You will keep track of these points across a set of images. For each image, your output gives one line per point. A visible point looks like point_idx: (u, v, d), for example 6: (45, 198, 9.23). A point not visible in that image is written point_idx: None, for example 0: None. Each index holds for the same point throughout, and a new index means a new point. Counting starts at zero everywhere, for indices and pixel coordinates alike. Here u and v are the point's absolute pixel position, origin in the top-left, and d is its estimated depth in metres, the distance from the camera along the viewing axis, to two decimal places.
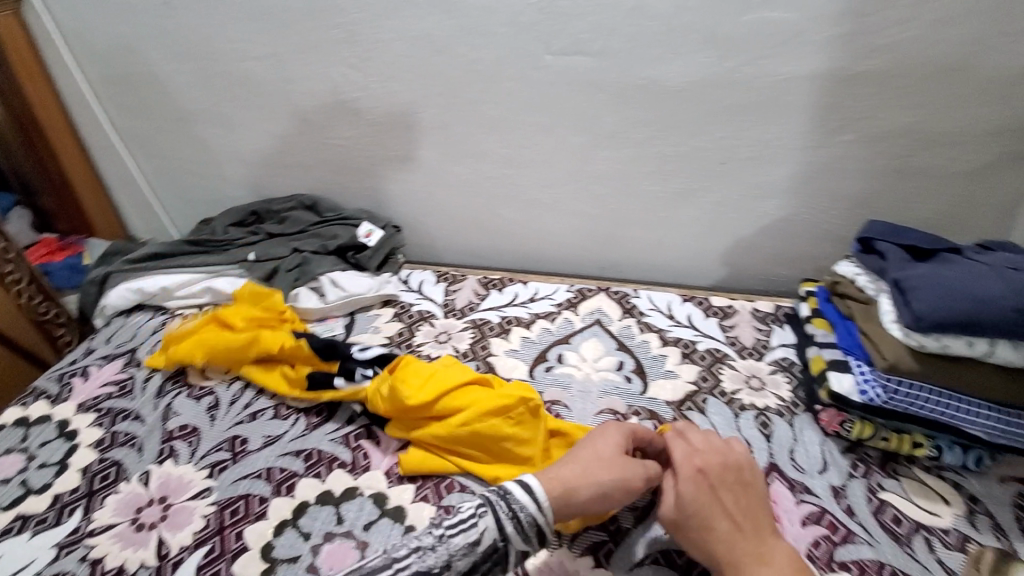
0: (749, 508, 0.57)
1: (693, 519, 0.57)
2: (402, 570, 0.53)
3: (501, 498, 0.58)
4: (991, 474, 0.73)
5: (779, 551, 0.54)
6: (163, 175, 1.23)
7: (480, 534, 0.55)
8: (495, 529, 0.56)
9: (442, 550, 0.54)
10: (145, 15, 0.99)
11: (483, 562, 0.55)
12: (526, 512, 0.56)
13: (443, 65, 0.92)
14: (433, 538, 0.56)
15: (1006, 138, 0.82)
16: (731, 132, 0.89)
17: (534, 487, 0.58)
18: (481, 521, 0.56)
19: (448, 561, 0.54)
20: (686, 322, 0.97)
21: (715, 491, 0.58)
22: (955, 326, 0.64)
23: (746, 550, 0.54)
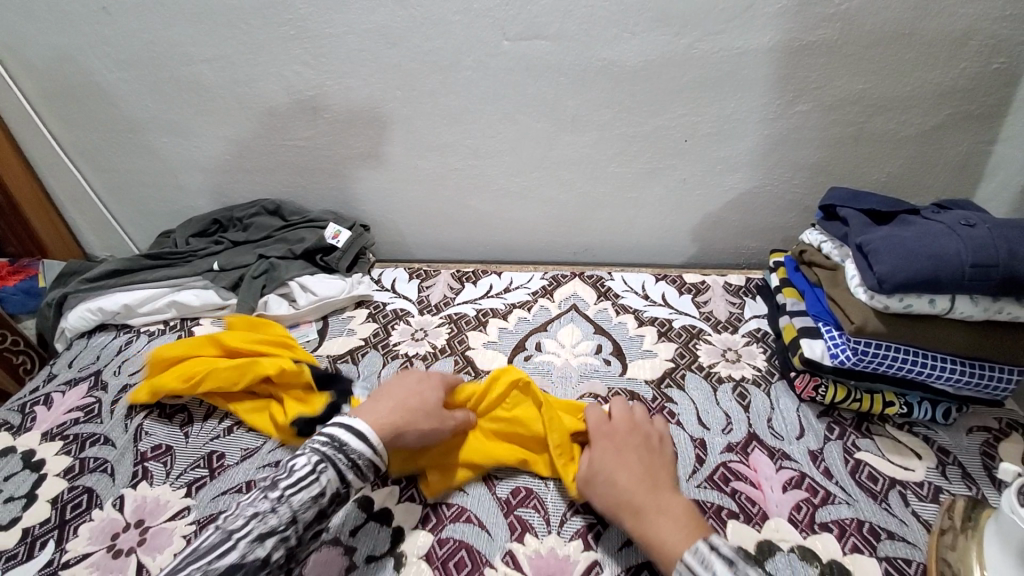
0: (653, 466, 0.64)
1: (602, 473, 0.63)
2: (243, 539, 0.53)
3: (338, 450, 0.60)
4: (959, 425, 0.75)
5: (674, 498, 0.60)
6: (115, 189, 1.18)
7: (325, 485, 0.58)
8: (336, 478, 0.59)
9: (284, 509, 0.55)
10: (80, 21, 0.94)
11: (329, 508, 0.58)
12: (365, 459, 0.61)
13: (398, 57, 0.90)
14: (271, 501, 0.55)
15: (954, 99, 0.84)
16: (691, 109, 0.90)
17: (364, 433, 0.61)
18: (322, 475, 0.58)
19: (293, 517, 0.55)
20: (661, 301, 0.98)
21: (622, 451, 0.65)
22: (917, 285, 0.65)
23: (646, 497, 0.59)
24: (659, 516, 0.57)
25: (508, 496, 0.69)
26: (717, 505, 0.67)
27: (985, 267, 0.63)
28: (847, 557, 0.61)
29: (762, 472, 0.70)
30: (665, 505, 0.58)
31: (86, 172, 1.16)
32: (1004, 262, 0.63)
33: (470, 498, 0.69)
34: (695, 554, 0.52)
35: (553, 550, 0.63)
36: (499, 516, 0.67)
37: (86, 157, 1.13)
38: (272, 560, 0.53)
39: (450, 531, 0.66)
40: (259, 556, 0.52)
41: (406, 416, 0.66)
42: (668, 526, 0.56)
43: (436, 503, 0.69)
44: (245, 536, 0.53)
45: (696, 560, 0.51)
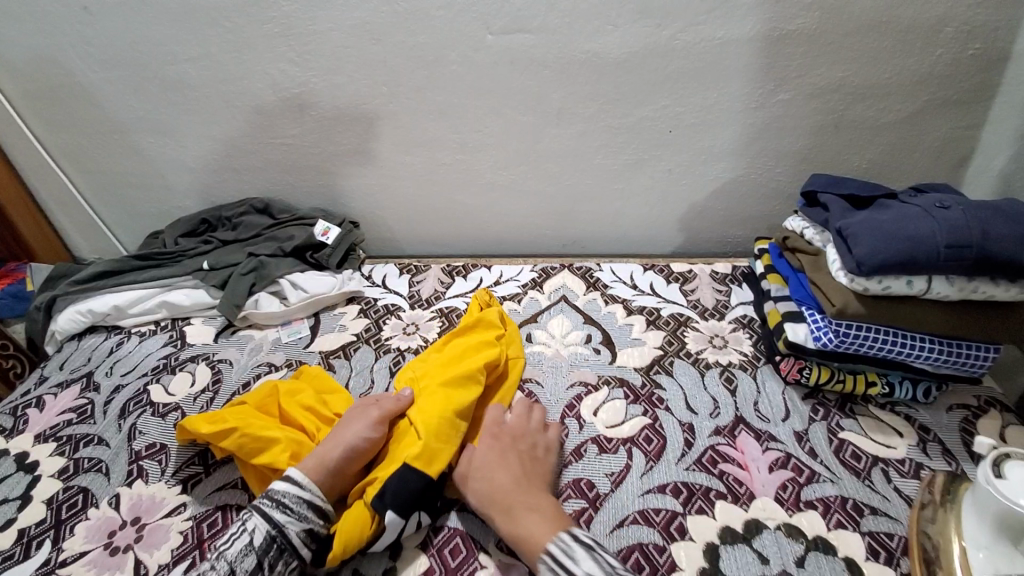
0: (529, 470, 0.65)
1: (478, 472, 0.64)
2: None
3: (264, 497, 0.62)
4: (939, 404, 0.77)
5: (544, 498, 0.61)
6: (101, 190, 1.17)
7: (253, 530, 0.58)
8: (265, 521, 0.59)
9: (221, 563, 0.55)
10: (62, 22, 0.94)
11: (269, 554, 0.57)
12: (290, 495, 0.61)
13: (383, 53, 0.90)
14: (209, 563, 0.56)
15: (932, 85, 0.86)
16: (675, 100, 0.91)
17: (293, 475, 0.63)
18: (249, 524, 0.59)
19: (231, 565, 0.55)
20: (649, 290, 0.99)
21: (504, 448, 0.67)
22: (894, 267, 0.67)
23: (512, 495, 0.61)
24: (530, 515, 0.59)
25: None
26: (705, 487, 0.68)
27: (959, 247, 0.65)
28: (831, 533, 0.63)
29: (749, 453, 0.72)
30: (534, 502, 0.60)
31: (72, 174, 1.15)
32: (978, 243, 0.65)
33: None
34: (559, 543, 0.55)
35: None
36: None
37: (71, 158, 1.13)
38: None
39: (444, 520, 0.67)
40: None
41: (323, 444, 0.67)
42: (537, 522, 0.58)
43: None
44: None
45: (560, 550, 0.54)
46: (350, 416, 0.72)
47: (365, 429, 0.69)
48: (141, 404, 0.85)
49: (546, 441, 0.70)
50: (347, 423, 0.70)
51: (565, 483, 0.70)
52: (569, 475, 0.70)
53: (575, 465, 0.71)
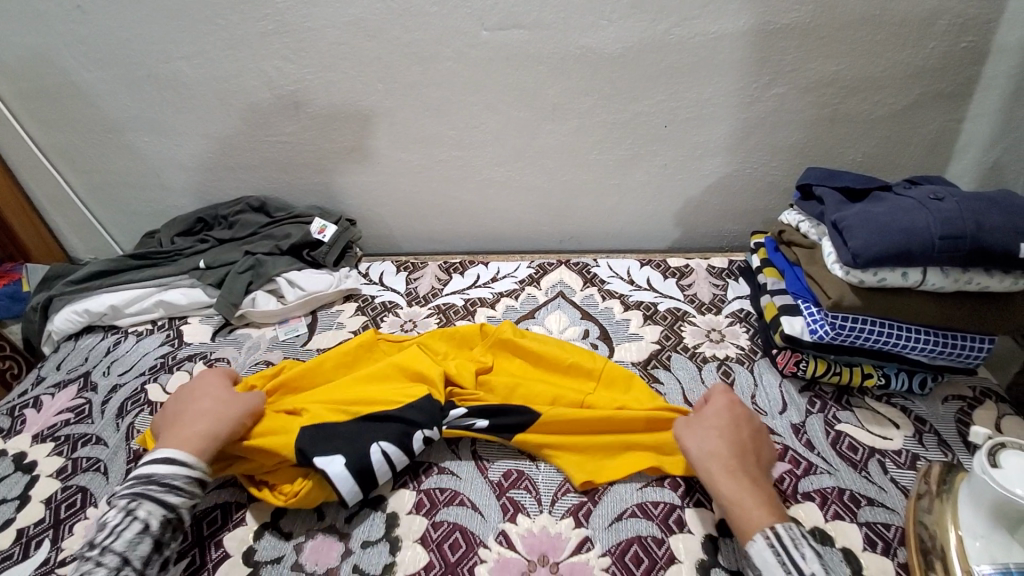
0: (756, 447, 0.64)
1: (714, 428, 0.64)
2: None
3: (148, 482, 0.60)
4: (935, 395, 0.78)
5: (764, 479, 0.61)
6: (96, 190, 1.17)
7: (145, 518, 0.58)
8: (157, 507, 0.59)
9: (110, 556, 0.55)
10: (54, 21, 0.93)
11: (164, 536, 0.59)
12: (180, 477, 0.61)
13: (378, 50, 0.90)
14: (94, 557, 0.55)
15: (926, 78, 0.86)
16: (671, 95, 0.91)
17: (181, 457, 0.62)
18: (136, 512, 0.58)
19: (127, 557, 0.56)
20: (646, 286, 0.99)
21: (741, 423, 0.65)
22: (889, 258, 0.67)
23: (742, 465, 0.60)
24: (757, 494, 0.58)
25: (501, 478, 0.70)
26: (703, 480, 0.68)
27: (954, 238, 0.65)
28: (829, 524, 0.63)
29: None
30: (758, 478, 0.60)
31: (66, 174, 1.15)
32: (972, 234, 0.65)
33: (463, 482, 0.70)
34: (789, 530, 0.54)
35: (544, 528, 0.64)
36: (491, 498, 0.68)
37: (65, 158, 1.12)
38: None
39: (443, 515, 0.67)
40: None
41: (189, 420, 0.67)
42: (761, 499, 0.57)
43: (430, 488, 0.70)
44: None
45: (789, 538, 0.53)
46: (205, 395, 0.71)
47: (220, 397, 0.70)
48: (139, 403, 0.84)
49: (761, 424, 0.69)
50: (195, 397, 0.70)
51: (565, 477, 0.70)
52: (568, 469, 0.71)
53: None
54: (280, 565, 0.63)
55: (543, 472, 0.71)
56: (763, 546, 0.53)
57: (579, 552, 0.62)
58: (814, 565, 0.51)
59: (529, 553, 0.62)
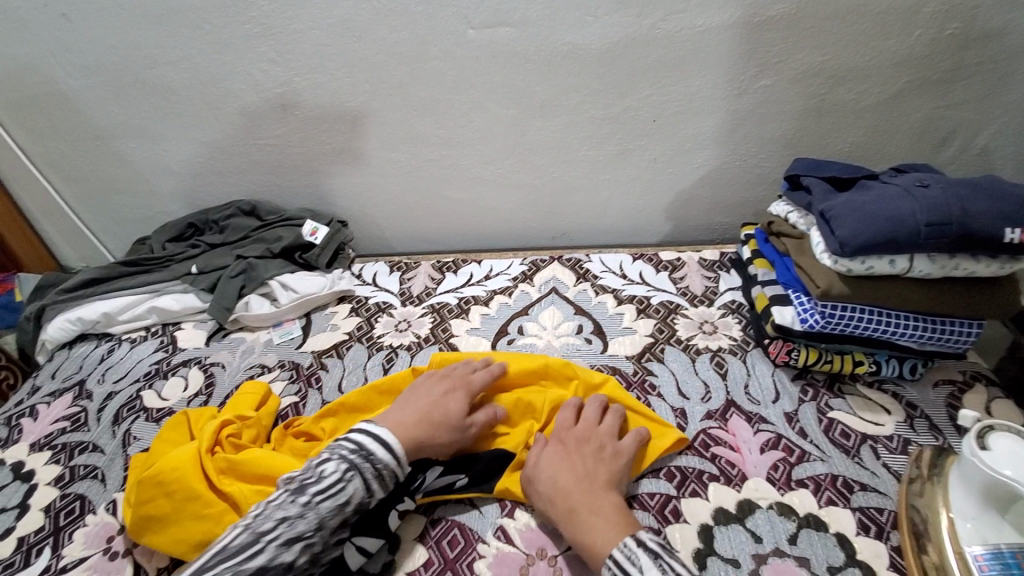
0: (595, 471, 0.63)
1: (545, 478, 0.63)
2: (272, 542, 0.54)
3: (367, 459, 0.60)
4: (925, 380, 0.79)
5: (609, 502, 0.59)
6: (86, 198, 1.16)
7: (352, 493, 0.58)
8: (363, 488, 0.59)
9: (311, 515, 0.56)
10: (39, 28, 0.93)
11: (354, 513, 0.59)
12: (387, 469, 0.61)
13: (366, 51, 0.90)
14: (299, 507, 0.56)
15: (911, 67, 0.87)
16: (658, 89, 0.91)
17: (390, 443, 0.62)
18: (349, 486, 0.58)
19: (320, 524, 0.56)
20: (639, 280, 1.00)
21: (572, 454, 0.65)
22: (877, 247, 0.68)
23: (580, 504, 0.59)
24: (596, 520, 0.57)
25: None
26: (698, 470, 0.69)
27: (940, 226, 0.66)
28: (823, 510, 0.64)
29: (740, 436, 0.73)
30: (597, 506, 0.58)
31: (56, 183, 1.14)
32: (958, 220, 0.65)
33: None
34: (625, 548, 0.52)
35: (542, 523, 0.65)
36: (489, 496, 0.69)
37: (54, 166, 1.12)
38: (297, 565, 0.54)
39: (443, 512, 0.67)
40: (284, 560, 0.54)
41: (406, 413, 0.68)
42: (600, 528, 0.56)
43: None
44: (272, 543, 0.54)
45: (624, 555, 0.52)
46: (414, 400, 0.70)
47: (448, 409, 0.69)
48: (135, 409, 0.84)
49: (617, 444, 0.67)
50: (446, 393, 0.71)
51: None
52: None
53: None
54: None
55: None
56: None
57: (577, 544, 0.62)
58: (653, 572, 0.50)
59: (527, 547, 0.63)
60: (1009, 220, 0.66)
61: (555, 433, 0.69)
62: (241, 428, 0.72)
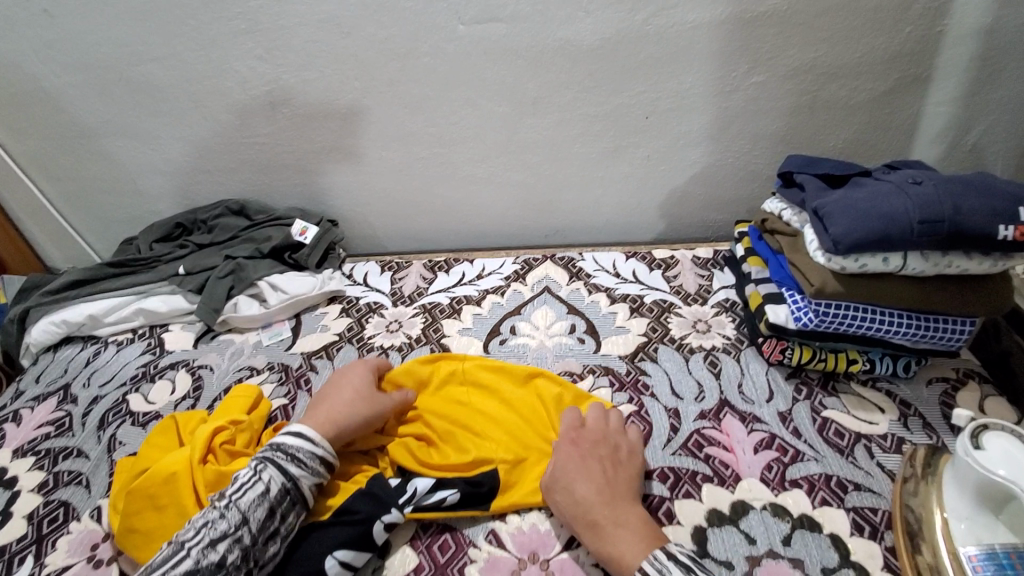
0: (612, 473, 0.62)
1: (570, 485, 0.61)
2: (194, 548, 0.52)
3: (276, 450, 0.61)
4: (919, 378, 0.78)
5: (631, 511, 0.58)
6: (71, 198, 1.14)
7: (269, 482, 0.57)
8: (280, 474, 0.59)
9: (232, 513, 0.55)
10: (20, 25, 0.91)
11: (282, 504, 0.57)
12: (304, 451, 0.61)
13: (354, 47, 0.89)
14: (219, 509, 0.55)
15: (904, 63, 0.87)
16: (651, 86, 0.90)
17: (302, 430, 0.63)
18: (263, 475, 0.58)
19: (242, 517, 0.55)
20: (632, 278, 0.99)
21: (585, 456, 0.63)
22: (870, 244, 0.67)
23: (605, 513, 0.58)
24: (621, 532, 0.56)
25: None
26: (691, 471, 0.68)
27: (933, 223, 0.65)
28: (817, 510, 0.64)
29: (734, 435, 0.72)
30: (622, 518, 0.57)
31: (40, 182, 1.13)
32: (950, 218, 0.65)
33: None
34: (654, 562, 0.52)
35: (534, 526, 0.64)
36: None
37: (38, 166, 1.10)
38: (228, 563, 0.52)
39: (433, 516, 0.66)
40: (211, 561, 0.51)
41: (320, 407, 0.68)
42: (629, 541, 0.55)
43: None
44: (196, 545, 0.52)
45: (656, 571, 0.51)
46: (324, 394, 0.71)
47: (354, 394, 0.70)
48: (122, 413, 0.83)
49: (630, 445, 0.67)
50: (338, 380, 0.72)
51: None
52: None
53: None
54: None
55: None
56: None
57: (569, 548, 0.62)
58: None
59: (520, 551, 0.62)
60: (1001, 217, 0.65)
61: (563, 434, 0.67)
62: (235, 435, 0.70)
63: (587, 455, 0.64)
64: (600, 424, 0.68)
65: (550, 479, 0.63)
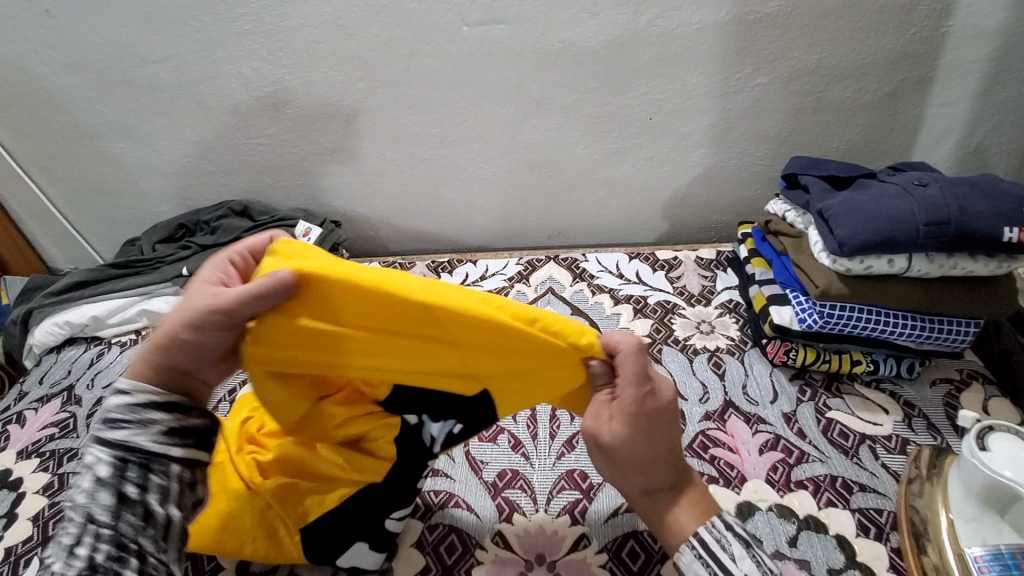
0: (671, 431, 0.50)
1: (636, 456, 0.48)
2: (46, 573, 0.41)
3: (96, 423, 0.46)
4: (923, 379, 0.79)
5: (683, 473, 0.50)
6: (74, 199, 1.14)
7: (92, 463, 0.44)
8: (103, 448, 0.44)
9: (73, 514, 0.43)
10: (23, 26, 0.91)
11: (124, 475, 0.44)
12: (116, 408, 0.45)
13: (357, 49, 0.89)
14: (63, 517, 0.44)
15: (906, 65, 0.87)
16: (654, 87, 0.90)
17: (126, 390, 0.46)
18: (87, 458, 0.44)
19: (85, 512, 0.42)
20: (635, 279, 0.99)
21: (648, 414, 0.49)
22: (875, 246, 0.67)
23: (666, 478, 0.49)
24: (678, 498, 0.49)
25: (494, 479, 0.70)
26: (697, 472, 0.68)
27: (938, 225, 0.66)
28: (822, 512, 0.64)
29: (739, 437, 0.72)
30: (676, 480, 0.50)
31: (42, 184, 1.12)
32: (955, 219, 0.65)
33: (457, 484, 0.70)
34: (713, 530, 0.46)
35: (540, 527, 0.64)
36: (485, 498, 0.68)
37: (40, 167, 1.10)
38: (98, 563, 0.41)
39: (439, 517, 0.66)
40: (73, 572, 0.41)
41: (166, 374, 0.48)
42: (684, 509, 0.48)
43: (425, 490, 0.69)
44: (50, 566, 0.42)
45: (714, 539, 0.46)
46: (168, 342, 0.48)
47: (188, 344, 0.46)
48: None
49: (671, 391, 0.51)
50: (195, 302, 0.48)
51: (560, 475, 0.70)
52: (563, 467, 0.70)
53: (568, 456, 0.72)
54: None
55: (538, 470, 0.70)
56: (691, 557, 0.46)
57: (576, 549, 0.62)
58: (746, 566, 0.44)
59: (526, 553, 0.62)
60: (1006, 218, 0.65)
61: (622, 383, 0.49)
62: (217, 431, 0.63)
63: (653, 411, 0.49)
64: (635, 360, 0.49)
65: (589, 434, 0.50)
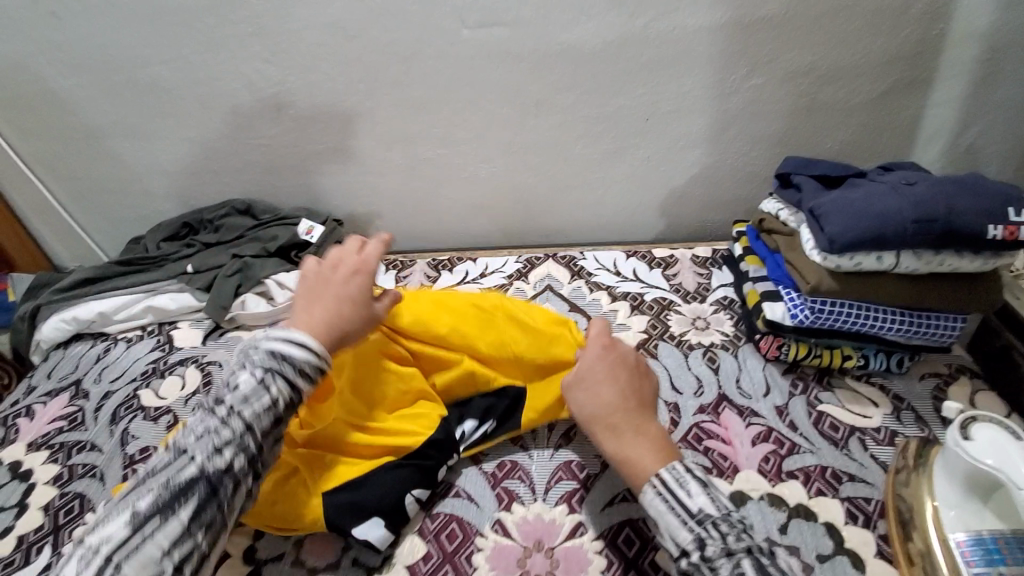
0: (636, 387, 0.64)
1: (593, 384, 0.64)
2: (198, 454, 0.48)
3: (281, 360, 0.52)
4: (912, 373, 0.81)
5: (652, 424, 0.60)
6: (79, 197, 1.16)
7: (276, 395, 0.51)
8: (289, 387, 0.52)
9: (235, 422, 0.50)
10: (32, 27, 0.92)
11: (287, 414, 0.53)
12: (307, 363, 0.53)
13: (360, 50, 0.90)
14: (220, 416, 0.50)
15: (897, 67, 0.89)
16: (651, 88, 0.92)
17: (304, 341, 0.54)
18: (270, 386, 0.51)
19: (248, 426, 0.50)
20: (632, 277, 1.01)
21: (615, 365, 0.65)
22: (865, 243, 0.69)
23: (623, 417, 0.60)
24: (636, 437, 0.58)
25: (494, 469, 0.72)
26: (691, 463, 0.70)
27: (927, 222, 0.68)
28: (812, 500, 0.66)
29: (733, 429, 0.74)
30: (641, 426, 0.60)
31: (49, 182, 1.14)
32: (943, 217, 0.67)
33: (457, 475, 0.71)
34: (673, 471, 0.54)
35: (538, 515, 0.66)
36: (485, 488, 0.70)
37: (47, 166, 1.11)
38: (236, 468, 0.49)
39: (440, 507, 0.68)
40: (216, 468, 0.48)
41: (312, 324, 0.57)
42: (644, 449, 0.57)
43: None
44: (201, 451, 0.48)
45: (673, 478, 0.53)
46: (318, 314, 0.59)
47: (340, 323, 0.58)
48: (133, 408, 0.85)
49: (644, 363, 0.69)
50: (327, 292, 0.60)
51: (557, 466, 0.71)
52: (560, 458, 0.72)
53: (565, 447, 0.73)
54: (280, 563, 0.64)
55: (536, 461, 0.72)
56: (654, 495, 0.53)
57: (573, 536, 0.64)
58: (701, 499, 0.51)
59: (525, 540, 0.64)
60: (992, 217, 0.67)
61: (592, 337, 0.68)
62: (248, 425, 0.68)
63: (615, 360, 0.67)
64: (603, 333, 0.69)
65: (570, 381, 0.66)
